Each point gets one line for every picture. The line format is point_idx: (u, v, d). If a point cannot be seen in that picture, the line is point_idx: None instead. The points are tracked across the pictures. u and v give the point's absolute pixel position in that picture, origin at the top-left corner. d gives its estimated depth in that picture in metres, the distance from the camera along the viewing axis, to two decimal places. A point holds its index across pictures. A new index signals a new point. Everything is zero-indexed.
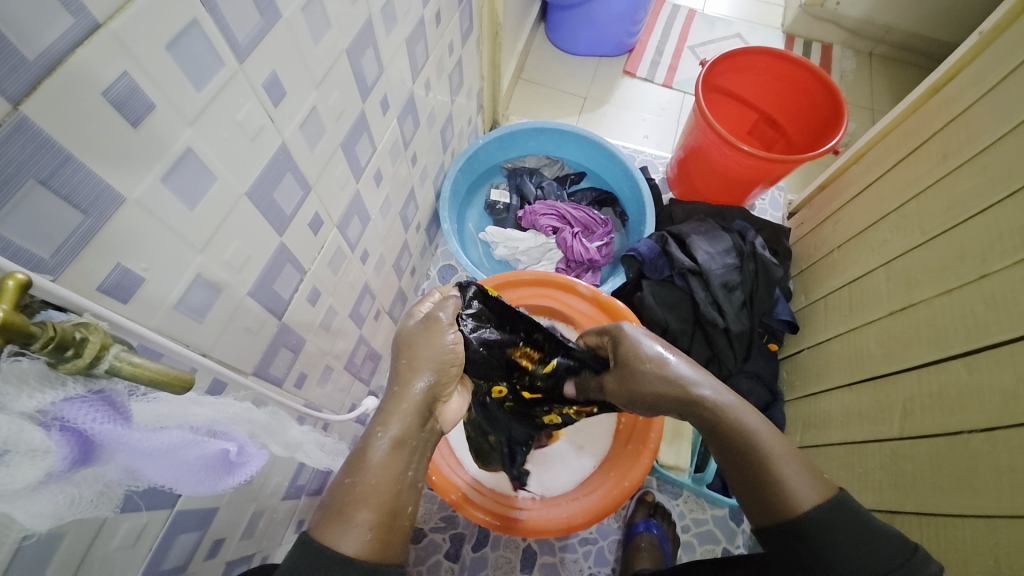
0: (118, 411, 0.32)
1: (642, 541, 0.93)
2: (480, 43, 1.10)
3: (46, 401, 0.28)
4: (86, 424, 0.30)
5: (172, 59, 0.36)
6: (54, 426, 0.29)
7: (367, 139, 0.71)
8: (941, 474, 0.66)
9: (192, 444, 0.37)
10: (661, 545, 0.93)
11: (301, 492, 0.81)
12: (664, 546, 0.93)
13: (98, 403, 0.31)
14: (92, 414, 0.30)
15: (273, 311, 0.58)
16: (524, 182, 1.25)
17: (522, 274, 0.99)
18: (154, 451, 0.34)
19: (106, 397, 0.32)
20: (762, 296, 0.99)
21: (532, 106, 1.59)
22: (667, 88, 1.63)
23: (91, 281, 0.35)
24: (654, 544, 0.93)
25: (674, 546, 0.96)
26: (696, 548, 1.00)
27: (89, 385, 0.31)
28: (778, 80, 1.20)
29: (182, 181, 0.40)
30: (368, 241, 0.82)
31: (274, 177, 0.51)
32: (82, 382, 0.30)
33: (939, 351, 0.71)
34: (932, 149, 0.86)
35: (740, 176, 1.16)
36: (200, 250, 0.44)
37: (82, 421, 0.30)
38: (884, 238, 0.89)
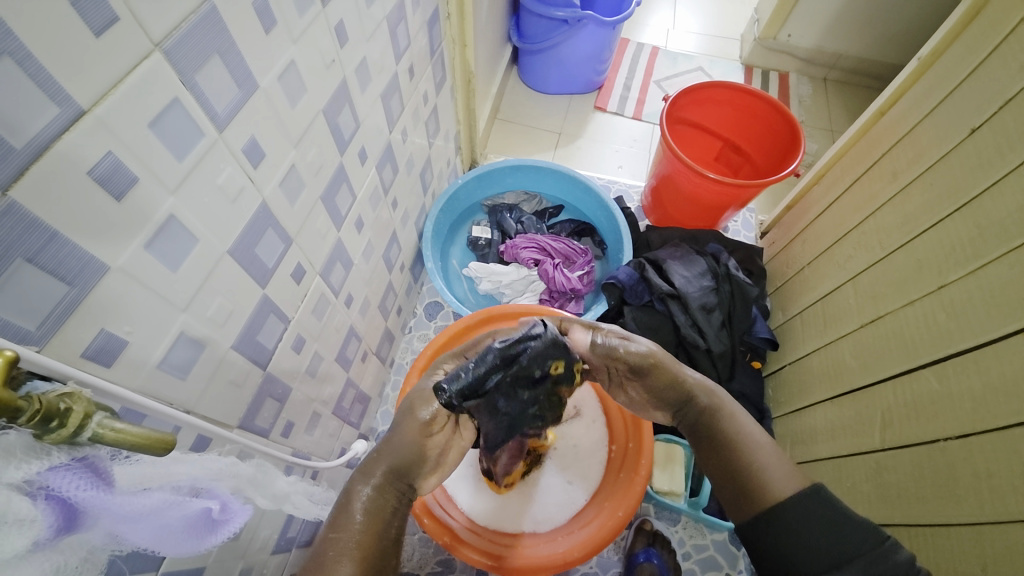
0: (101, 476, 0.33)
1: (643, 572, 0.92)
2: (454, 90, 1.16)
3: (31, 471, 0.29)
4: (71, 491, 0.31)
5: (154, 135, 0.38)
6: (39, 496, 0.30)
7: (347, 189, 0.74)
8: (924, 483, 0.67)
9: (174, 504, 0.37)
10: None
11: (291, 544, 0.80)
12: None
13: (81, 470, 0.32)
14: (75, 481, 0.31)
15: (257, 362, 0.59)
16: (504, 217, 1.29)
17: (505, 308, 1.01)
18: (136, 514, 0.35)
19: (89, 463, 0.33)
20: (739, 315, 1.02)
21: (509, 144, 1.65)
22: (637, 120, 1.71)
23: (74, 348, 0.36)
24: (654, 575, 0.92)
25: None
26: None
27: (73, 453, 0.32)
28: (738, 110, 1.27)
29: (165, 245, 0.42)
30: (352, 285, 0.83)
31: (256, 233, 0.54)
32: (65, 450, 0.31)
33: (909, 360, 0.73)
34: (883, 169, 0.91)
35: (710, 201, 1.21)
36: (182, 309, 0.45)
37: (67, 489, 0.30)
38: (849, 253, 0.93)
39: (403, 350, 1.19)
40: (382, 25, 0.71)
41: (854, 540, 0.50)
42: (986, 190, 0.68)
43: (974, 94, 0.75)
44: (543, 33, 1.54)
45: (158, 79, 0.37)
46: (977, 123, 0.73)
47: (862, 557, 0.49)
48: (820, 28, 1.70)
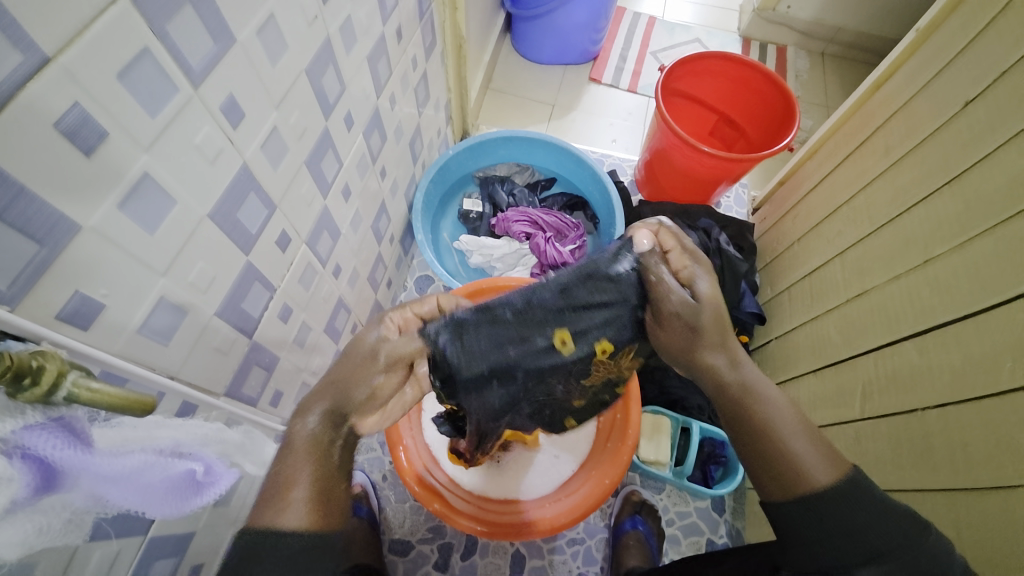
0: (79, 437, 0.32)
1: (629, 539, 0.95)
2: (444, 56, 1.12)
3: (5, 429, 0.29)
4: (47, 451, 0.30)
5: (124, 88, 0.36)
6: (15, 455, 0.29)
7: (332, 155, 0.72)
8: (900, 453, 0.69)
9: (156, 465, 0.37)
10: (647, 542, 0.95)
11: None
12: (650, 543, 0.95)
13: (57, 430, 0.31)
14: (50, 441, 0.31)
15: (243, 330, 0.58)
16: (496, 189, 1.27)
17: (498, 281, 1.00)
18: (117, 475, 0.35)
19: (67, 424, 0.32)
20: (728, 291, 1.02)
21: (502, 116, 1.61)
22: (632, 93, 1.67)
23: (47, 310, 0.35)
24: (641, 541, 0.94)
25: (659, 540, 0.98)
26: (681, 541, 1.02)
27: (49, 413, 0.31)
28: (734, 82, 1.24)
29: (141, 206, 0.40)
30: (340, 256, 0.82)
31: (237, 197, 0.52)
32: (41, 410, 0.31)
33: (892, 334, 0.74)
34: (875, 144, 0.90)
35: (703, 175, 1.20)
36: (162, 274, 0.44)
37: (42, 449, 0.30)
38: (838, 229, 0.94)
39: None
40: None
41: (888, 537, 0.52)
42: (975, 164, 0.68)
43: (971, 65, 0.74)
44: None
45: (125, 27, 0.35)
46: (971, 96, 0.72)
47: (892, 554, 0.51)
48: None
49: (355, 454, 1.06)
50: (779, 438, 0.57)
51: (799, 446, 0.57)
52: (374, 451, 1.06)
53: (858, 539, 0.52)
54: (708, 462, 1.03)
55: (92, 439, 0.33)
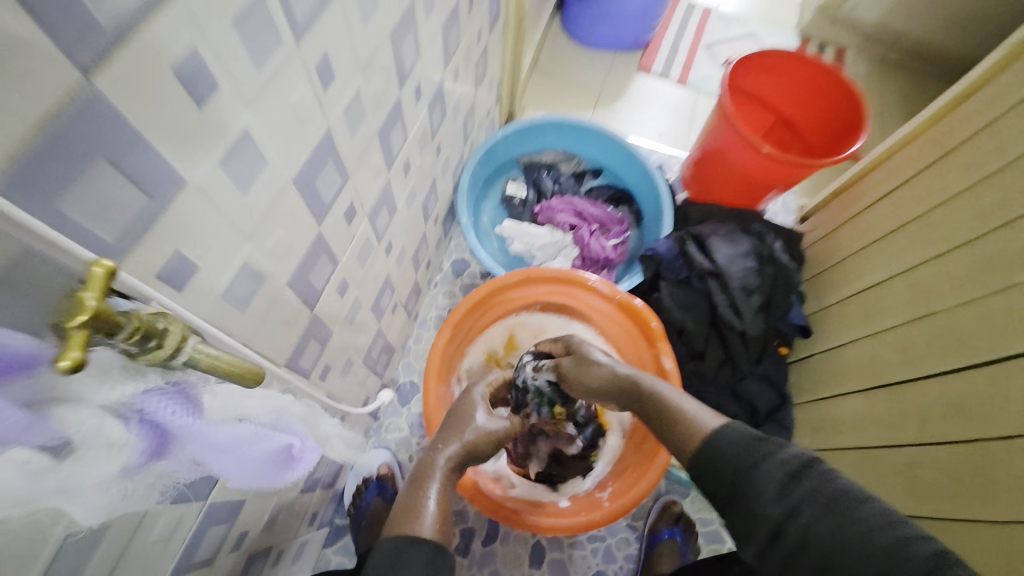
0: (194, 403, 0.32)
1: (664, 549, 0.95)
2: (504, 32, 1.07)
3: (124, 394, 0.28)
4: (165, 416, 0.30)
5: (238, 36, 0.34)
6: (133, 419, 0.29)
7: (400, 128, 0.69)
8: (960, 482, 0.68)
9: (258, 441, 0.40)
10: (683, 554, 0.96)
11: (315, 485, 0.80)
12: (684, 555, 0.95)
13: (179, 396, 0.31)
14: (170, 406, 0.30)
15: (307, 302, 0.57)
16: (541, 176, 1.24)
17: (544, 271, 0.96)
18: (222, 444, 0.35)
19: (182, 388, 0.32)
20: (778, 301, 0.99)
21: (546, 100, 1.57)
22: (681, 86, 1.62)
23: (147, 268, 0.33)
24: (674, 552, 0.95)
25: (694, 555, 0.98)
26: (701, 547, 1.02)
27: (167, 374, 0.31)
28: (797, 83, 1.19)
29: (238, 165, 0.38)
30: (393, 232, 0.80)
31: (318, 164, 0.50)
32: (161, 371, 0.30)
33: (961, 360, 0.72)
34: (954, 161, 0.87)
35: (759, 178, 1.16)
36: (247, 239, 0.42)
37: (166, 416, 0.30)
38: (904, 246, 0.90)
39: (428, 304, 1.17)
40: None
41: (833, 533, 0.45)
42: None
43: None
44: None
45: None
46: None
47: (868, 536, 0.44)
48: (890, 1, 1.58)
49: (384, 432, 1.05)
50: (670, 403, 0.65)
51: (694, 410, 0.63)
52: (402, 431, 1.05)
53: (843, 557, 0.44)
54: None
55: (204, 406, 0.33)
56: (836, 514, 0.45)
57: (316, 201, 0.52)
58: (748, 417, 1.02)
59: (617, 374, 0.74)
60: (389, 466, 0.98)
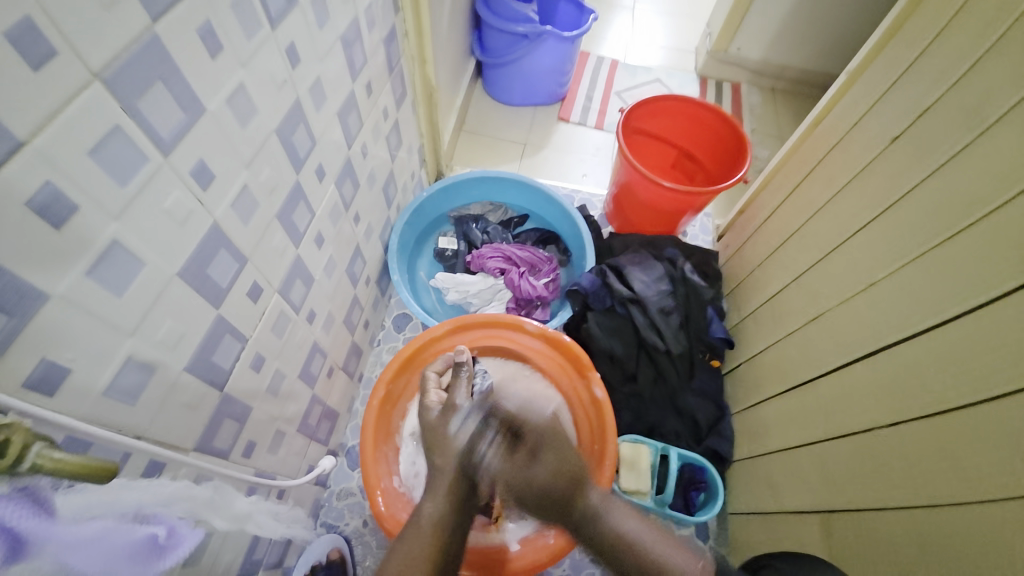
0: (44, 506, 0.31)
1: None
2: (415, 105, 1.17)
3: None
4: (10, 521, 0.29)
5: (98, 164, 0.39)
6: None
7: (305, 206, 0.74)
8: (863, 471, 0.70)
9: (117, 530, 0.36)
10: None
11: (256, 567, 0.78)
12: None
13: (23, 500, 0.30)
14: (19, 511, 0.29)
15: (213, 382, 0.59)
16: (470, 228, 1.31)
17: (471, 318, 1.02)
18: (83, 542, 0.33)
19: (31, 493, 0.31)
20: (695, 317, 1.07)
21: (475, 156, 1.68)
22: (598, 130, 1.76)
23: (14, 378, 0.36)
24: None
25: None
26: None
27: (14, 483, 0.30)
28: (689, 120, 1.33)
29: (110, 270, 0.42)
30: (314, 301, 0.83)
31: (207, 254, 0.54)
32: (6, 481, 0.30)
33: (845, 355, 0.78)
34: (819, 175, 0.97)
35: (667, 207, 1.26)
36: (129, 334, 0.45)
37: (12, 520, 0.29)
38: (792, 254, 0.99)
39: (372, 364, 1.19)
40: (336, 45, 0.73)
41: None
42: (906, 193, 0.74)
43: (896, 106, 0.81)
44: (505, 47, 1.60)
45: (100, 110, 0.38)
46: (896, 132, 0.79)
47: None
48: (766, 41, 1.79)
49: (334, 500, 1.03)
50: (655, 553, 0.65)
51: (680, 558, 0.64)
52: (354, 496, 1.04)
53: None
54: (689, 487, 1.02)
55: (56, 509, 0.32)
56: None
57: (210, 287, 0.55)
58: (691, 432, 1.05)
59: (636, 536, 0.67)
60: (341, 550, 0.93)
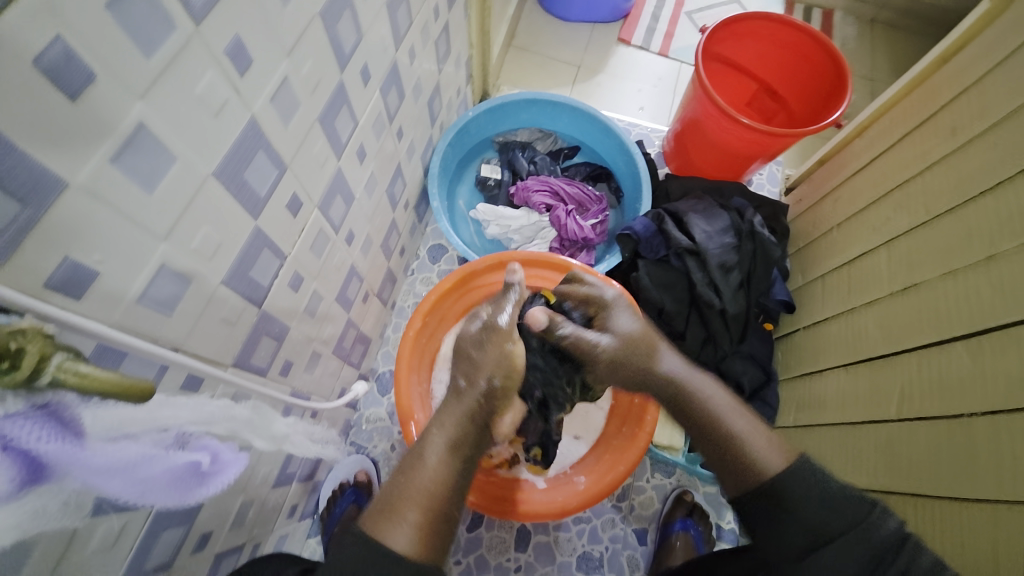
0: (69, 426, 0.29)
1: (677, 541, 0.95)
2: (467, 6, 1.02)
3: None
4: (26, 441, 0.26)
5: (116, 24, 0.31)
6: None
7: (348, 112, 0.66)
8: (939, 460, 0.66)
9: (154, 457, 0.34)
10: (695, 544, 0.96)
11: (290, 479, 0.79)
12: (699, 547, 0.96)
13: (43, 418, 0.27)
14: (33, 431, 0.26)
15: (252, 299, 0.55)
16: (516, 156, 1.20)
17: (515, 255, 0.95)
18: (111, 467, 0.31)
19: (52, 411, 0.28)
20: (759, 276, 0.98)
21: (523, 76, 1.52)
22: (664, 56, 1.56)
23: (36, 277, 0.31)
24: (689, 543, 0.95)
25: (710, 546, 0.98)
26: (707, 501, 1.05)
27: (32, 399, 0.27)
28: (779, 48, 1.14)
29: (136, 160, 0.35)
30: (353, 221, 0.77)
31: (245, 155, 0.47)
32: (23, 396, 0.27)
33: (943, 334, 0.70)
34: (940, 123, 0.82)
35: (739, 150, 1.12)
36: (163, 238, 0.40)
37: (27, 441, 0.26)
38: (887, 216, 0.87)
39: (405, 293, 1.15)
40: None
41: (848, 515, 0.51)
42: None
43: None
44: None
45: None
46: None
47: (847, 532, 0.50)
48: None
49: (364, 422, 1.04)
50: (718, 418, 0.62)
51: (758, 448, 0.57)
52: (382, 421, 1.05)
53: (796, 519, 0.51)
54: None
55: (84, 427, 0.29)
56: (803, 485, 0.52)
57: (250, 197, 0.50)
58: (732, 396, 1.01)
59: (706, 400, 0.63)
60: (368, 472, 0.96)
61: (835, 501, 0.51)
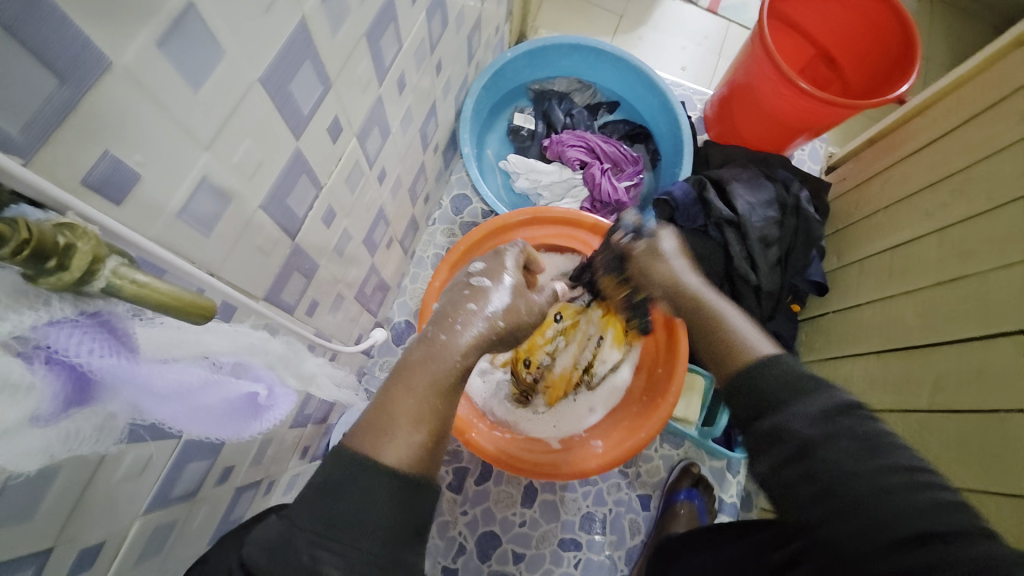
0: (123, 342, 0.28)
1: (681, 509, 0.95)
2: None
3: (23, 325, 0.23)
4: (77, 353, 0.25)
5: None
6: (38, 358, 0.24)
7: (393, 32, 0.59)
8: (970, 451, 0.65)
9: (214, 385, 0.34)
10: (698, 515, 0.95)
11: (306, 420, 0.78)
12: (702, 517, 0.95)
13: (97, 331, 0.26)
14: (86, 344, 0.26)
15: (286, 230, 0.51)
16: (552, 107, 1.13)
17: (549, 211, 0.90)
18: (168, 391, 0.31)
19: (104, 322, 0.27)
20: (797, 254, 0.95)
21: (561, 21, 1.41)
22: (713, 12, 1.45)
23: (73, 173, 0.27)
24: (693, 513, 0.95)
25: (711, 517, 0.98)
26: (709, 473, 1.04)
27: (80, 306, 0.26)
28: (846, 10, 1.06)
29: (184, 48, 0.30)
30: (386, 159, 0.72)
31: (292, 63, 0.42)
32: (70, 302, 0.25)
33: (989, 328, 0.67)
34: (1012, 105, 0.76)
35: (791, 120, 1.05)
36: (205, 147, 0.35)
37: (76, 353, 0.25)
38: (942, 201, 0.83)
39: (425, 243, 1.11)
40: None
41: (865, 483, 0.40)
42: None
43: None
44: None
45: None
46: None
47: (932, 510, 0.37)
48: None
49: (377, 370, 1.03)
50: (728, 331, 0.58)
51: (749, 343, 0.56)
52: None
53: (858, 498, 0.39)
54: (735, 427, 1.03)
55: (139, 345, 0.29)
56: (866, 451, 0.41)
57: (293, 114, 0.45)
58: None
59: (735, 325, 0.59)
60: None
61: (879, 481, 0.39)
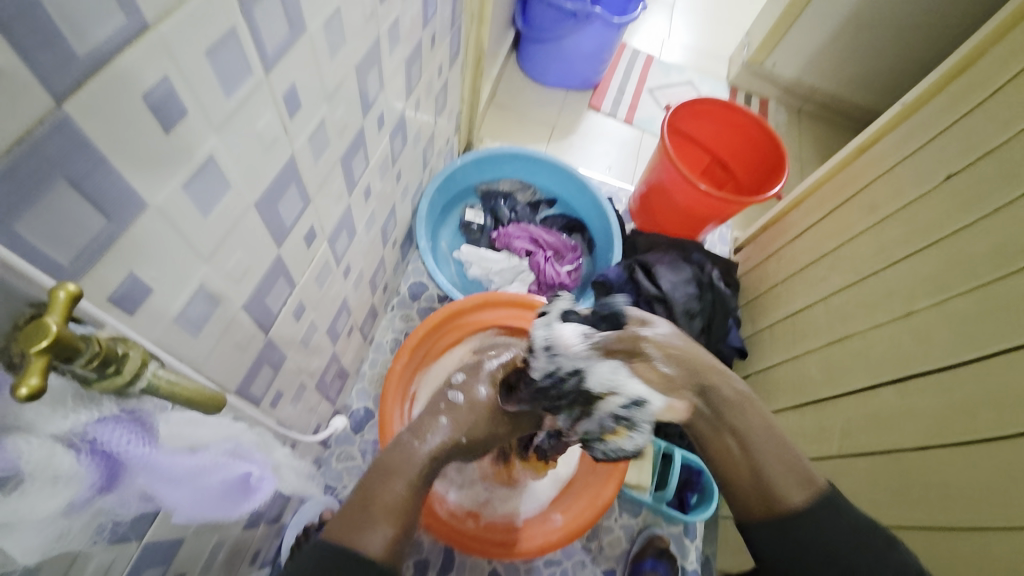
0: (148, 430, 0.33)
1: None
2: (464, 67, 1.12)
3: (79, 422, 0.29)
4: (118, 445, 0.31)
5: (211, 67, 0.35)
6: (84, 449, 0.30)
7: (362, 153, 0.70)
8: (879, 488, 0.75)
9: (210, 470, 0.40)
10: None
11: (259, 521, 0.75)
12: None
13: (133, 423, 0.32)
14: (124, 435, 0.31)
15: (261, 325, 0.55)
16: (498, 205, 1.28)
17: (500, 295, 1.00)
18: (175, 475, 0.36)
19: (137, 416, 0.33)
20: (717, 324, 1.09)
21: (503, 131, 1.64)
22: (628, 124, 1.75)
23: (101, 290, 0.32)
24: None
25: None
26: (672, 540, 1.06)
27: (120, 405, 0.32)
28: (728, 128, 1.33)
29: (200, 186, 0.38)
30: (352, 256, 0.80)
31: (280, 187, 0.50)
32: (114, 401, 0.31)
33: (875, 378, 0.81)
34: (861, 201, 0.99)
35: (699, 213, 1.26)
36: (205, 260, 0.41)
37: (116, 443, 0.31)
38: (823, 275, 1.01)
39: (384, 328, 1.16)
40: None
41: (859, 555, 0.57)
42: (960, 231, 0.76)
43: (955, 142, 0.83)
44: (551, 24, 1.54)
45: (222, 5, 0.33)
46: (954, 169, 0.81)
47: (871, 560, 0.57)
48: (802, 60, 1.80)
49: (334, 461, 1.01)
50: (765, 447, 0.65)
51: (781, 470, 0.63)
52: (354, 459, 1.01)
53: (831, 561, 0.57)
54: (685, 488, 1.06)
55: (159, 434, 0.34)
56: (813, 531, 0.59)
57: (278, 227, 0.52)
58: None
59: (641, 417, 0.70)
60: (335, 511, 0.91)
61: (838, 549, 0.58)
